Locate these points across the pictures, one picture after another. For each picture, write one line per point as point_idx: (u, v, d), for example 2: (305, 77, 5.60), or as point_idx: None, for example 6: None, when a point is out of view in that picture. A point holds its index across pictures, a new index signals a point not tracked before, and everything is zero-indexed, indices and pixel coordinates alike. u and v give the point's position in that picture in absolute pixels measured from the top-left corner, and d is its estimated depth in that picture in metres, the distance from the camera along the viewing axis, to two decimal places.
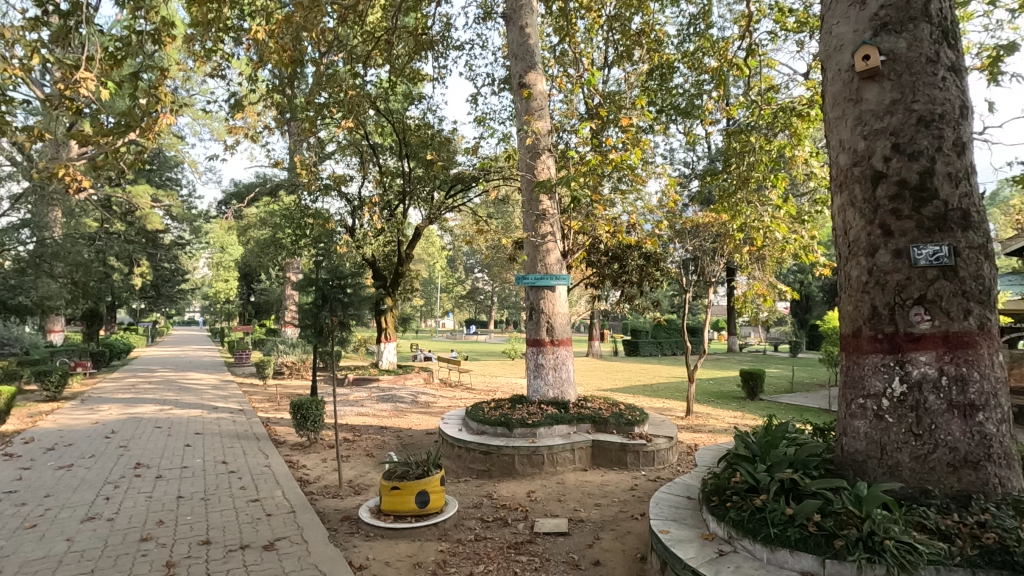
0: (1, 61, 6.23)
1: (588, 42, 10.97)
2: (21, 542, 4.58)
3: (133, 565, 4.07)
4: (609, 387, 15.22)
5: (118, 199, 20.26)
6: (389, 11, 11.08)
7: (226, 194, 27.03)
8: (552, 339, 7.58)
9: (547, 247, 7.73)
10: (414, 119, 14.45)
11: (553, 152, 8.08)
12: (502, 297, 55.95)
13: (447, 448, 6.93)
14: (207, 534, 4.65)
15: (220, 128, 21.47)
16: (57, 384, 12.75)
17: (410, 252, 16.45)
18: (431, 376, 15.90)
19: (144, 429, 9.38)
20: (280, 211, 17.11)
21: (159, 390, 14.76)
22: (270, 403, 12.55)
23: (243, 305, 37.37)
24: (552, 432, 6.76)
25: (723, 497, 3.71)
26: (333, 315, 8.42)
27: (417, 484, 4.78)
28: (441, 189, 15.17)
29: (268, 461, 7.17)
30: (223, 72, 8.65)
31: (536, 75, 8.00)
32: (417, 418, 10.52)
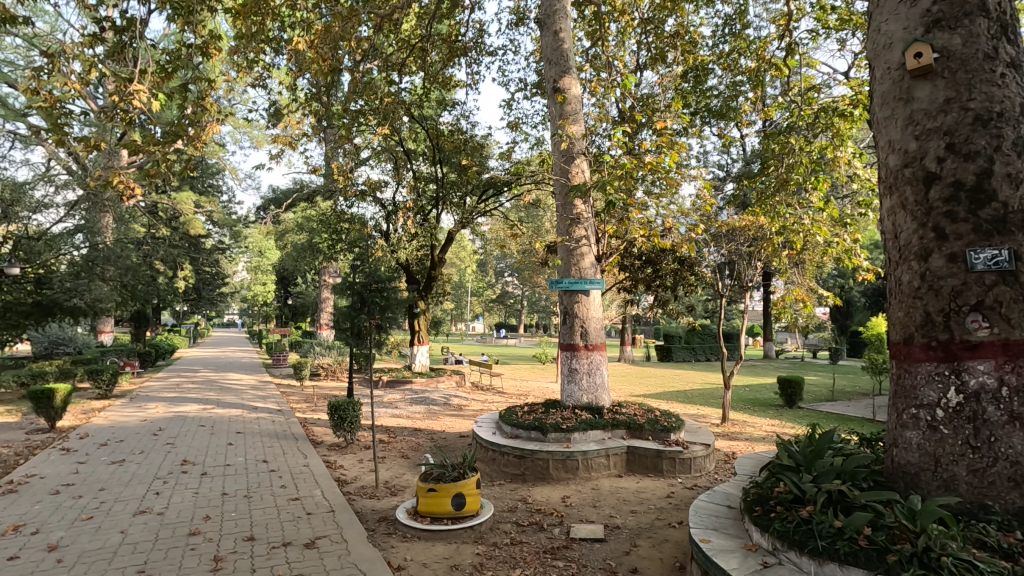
0: (61, 75, 6.56)
1: (622, 46, 10.92)
2: (79, 533, 4.79)
3: (183, 559, 4.22)
4: (642, 393, 15.03)
5: (164, 206, 21.07)
6: (423, 19, 11.26)
7: (265, 199, 27.85)
8: (586, 343, 7.53)
9: (581, 251, 7.68)
10: (447, 125, 14.62)
11: (587, 156, 8.04)
12: (531, 301, 55.96)
13: (481, 451, 6.96)
14: (251, 531, 4.79)
15: (259, 136, 22.12)
16: (108, 382, 13.31)
17: (443, 256, 16.60)
18: (463, 379, 16.01)
19: (189, 427, 9.71)
20: (316, 217, 17.53)
21: (201, 390, 15.27)
22: (307, 404, 12.82)
23: (280, 308, 38.39)
24: (586, 437, 6.72)
25: (766, 508, 3.63)
26: (370, 318, 8.57)
27: (453, 487, 4.82)
28: (473, 194, 15.28)
29: (307, 461, 7.32)
30: (264, 82, 8.92)
31: (571, 80, 7.99)
32: (450, 421, 10.61)
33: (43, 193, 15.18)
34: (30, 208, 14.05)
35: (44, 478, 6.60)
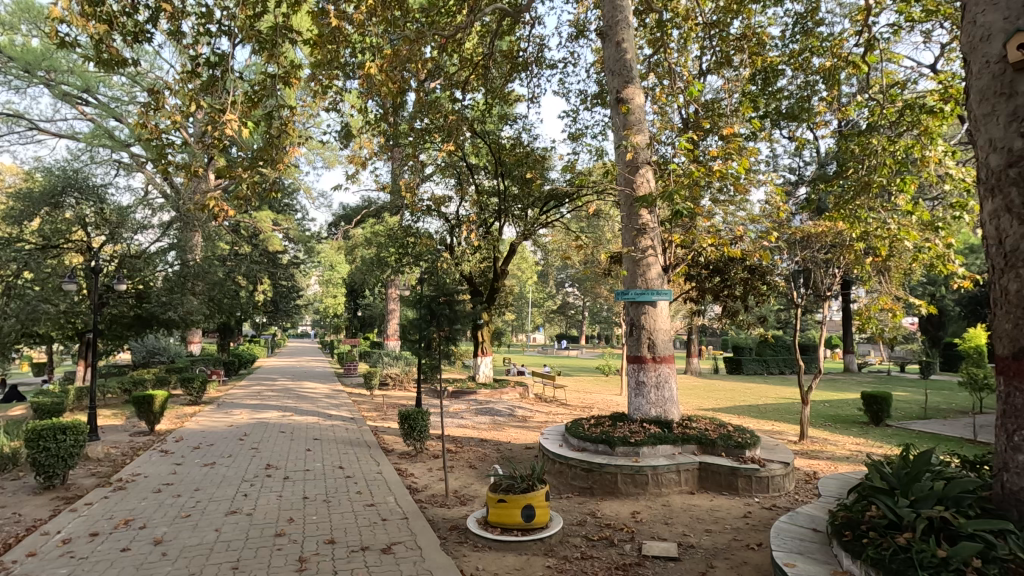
0: (162, 108, 7.21)
1: (684, 51, 10.74)
2: (179, 529, 5.20)
3: (272, 558, 4.49)
4: (711, 407, 14.48)
5: (246, 224, 22.62)
6: (484, 37, 11.55)
7: (336, 216, 29.28)
8: (653, 355, 7.38)
9: (647, 261, 7.57)
10: (508, 139, 14.88)
11: (653, 166, 7.91)
12: (593, 312, 55.39)
13: (548, 463, 6.95)
14: (332, 534, 5.02)
15: (331, 157, 23.34)
16: (198, 389, 14.34)
17: (505, 268, 16.81)
18: (526, 391, 16.06)
19: (271, 433, 10.29)
20: (384, 232, 18.23)
21: (281, 397, 16.17)
22: (377, 413, 13.25)
23: (349, 319, 40.08)
24: (656, 452, 6.56)
25: (858, 533, 3.43)
26: (440, 329, 8.79)
27: (524, 498, 4.84)
28: (534, 206, 15.38)
29: (379, 469, 7.58)
30: (337, 106, 9.41)
31: (635, 89, 7.93)
32: (515, 432, 10.66)
33: (143, 215, 16.66)
34: (132, 229, 15.48)
35: (148, 477, 7.21)
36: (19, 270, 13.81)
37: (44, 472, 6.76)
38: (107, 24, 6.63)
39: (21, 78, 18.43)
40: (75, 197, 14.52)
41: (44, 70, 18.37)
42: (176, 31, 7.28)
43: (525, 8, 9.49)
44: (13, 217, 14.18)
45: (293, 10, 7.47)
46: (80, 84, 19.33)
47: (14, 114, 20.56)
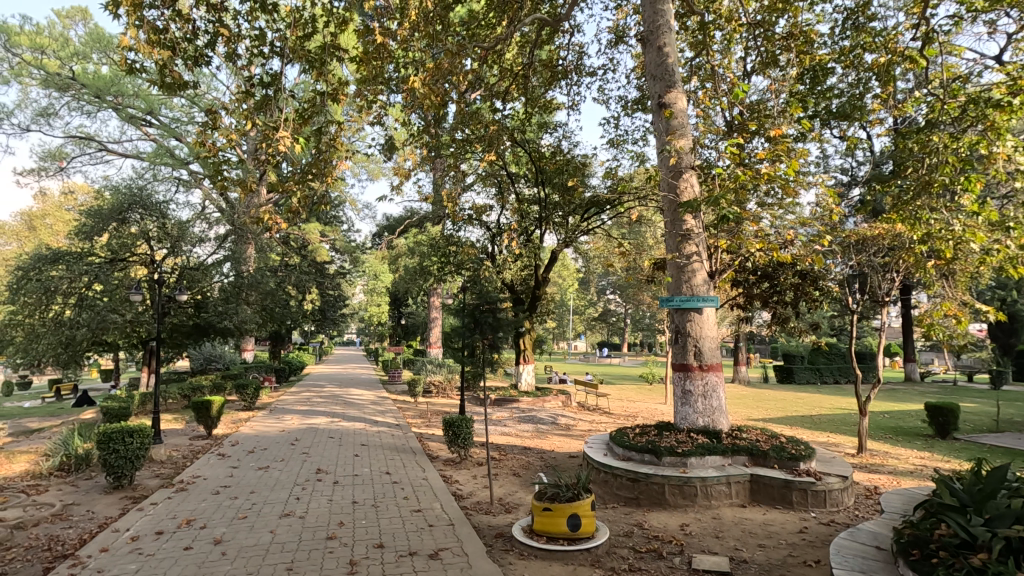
0: (218, 127, 7.59)
1: (728, 53, 10.55)
2: (237, 530, 5.42)
3: (324, 560, 4.61)
4: (761, 417, 14.01)
5: (296, 236, 23.48)
6: (524, 48, 11.65)
7: (380, 226, 30.04)
8: (700, 363, 7.20)
9: (693, 267, 7.41)
10: (548, 147, 14.94)
11: (697, 170, 7.74)
12: (636, 319, 54.58)
13: (592, 472, 6.88)
14: (380, 538, 5.12)
15: (375, 169, 24.01)
16: (252, 395, 14.93)
17: (546, 275, 16.81)
18: (569, 400, 15.95)
19: (320, 438, 10.60)
20: (427, 241, 18.57)
21: (329, 404, 16.63)
22: (422, 420, 13.44)
23: (393, 327, 40.88)
24: (704, 462, 6.39)
25: (927, 552, 3.29)
26: (484, 337, 8.85)
27: (569, 507, 4.81)
28: (575, 213, 15.36)
29: (425, 475, 7.68)
30: (382, 120, 9.69)
31: (677, 93, 7.83)
32: (559, 440, 10.61)
33: (201, 229, 17.54)
34: (191, 242, 16.31)
35: (207, 479, 7.55)
36: (90, 282, 14.74)
37: (115, 472, 7.19)
38: (169, 50, 7.04)
39: (93, 103, 19.81)
40: (140, 214, 15.41)
41: (113, 94, 19.66)
42: (232, 54, 7.66)
43: (563, 17, 9.54)
44: (85, 233, 15.14)
45: (339, 28, 7.72)
46: (144, 107, 20.58)
47: (85, 137, 22.05)
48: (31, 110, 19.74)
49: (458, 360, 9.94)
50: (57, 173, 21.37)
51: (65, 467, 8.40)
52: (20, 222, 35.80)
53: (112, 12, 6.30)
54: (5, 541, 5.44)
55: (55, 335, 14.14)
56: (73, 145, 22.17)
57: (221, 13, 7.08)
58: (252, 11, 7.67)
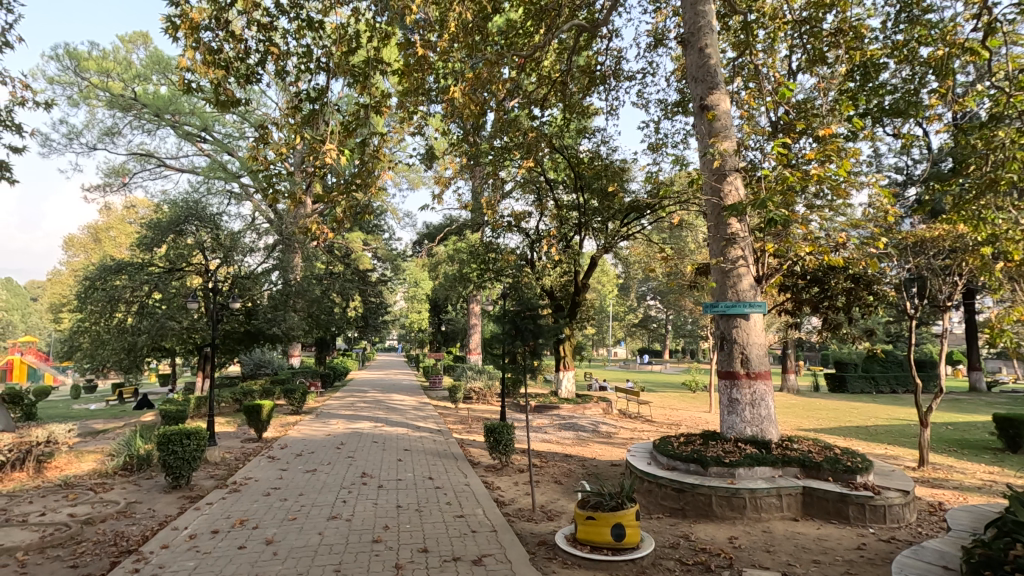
0: (268, 141, 7.90)
1: (772, 52, 10.28)
2: (288, 531, 5.59)
3: (370, 563, 4.69)
4: (812, 427, 13.46)
5: (340, 245, 24.14)
6: (561, 54, 11.65)
7: (420, 235, 30.56)
8: (747, 371, 6.99)
9: (739, 272, 7.22)
10: (587, 153, 14.88)
11: (742, 173, 7.54)
12: (677, 325, 53.48)
13: (636, 481, 6.76)
14: (425, 543, 5.17)
15: (416, 178, 24.47)
16: (299, 400, 15.39)
17: (587, 281, 16.72)
18: (609, 407, 15.76)
19: (365, 443, 10.82)
20: (466, 248, 18.76)
21: (372, 409, 16.98)
22: (463, 426, 13.52)
23: (433, 333, 41.40)
24: (753, 473, 6.19)
25: (1001, 574, 3.06)
26: (525, 343, 8.85)
27: (613, 516, 4.73)
28: (615, 219, 15.22)
29: (468, 481, 7.73)
30: (422, 130, 9.87)
31: (720, 95, 7.67)
32: (600, 448, 10.49)
33: (251, 239, 18.27)
34: (242, 252, 16.99)
35: (258, 481, 7.82)
36: (150, 291, 15.54)
37: (173, 472, 7.53)
38: (224, 70, 7.39)
39: (152, 121, 20.96)
40: (195, 225, 16.17)
41: (171, 113, 20.77)
42: (281, 71, 7.97)
43: (602, 23, 9.51)
44: (146, 244, 15.99)
45: (382, 43, 7.94)
46: (199, 124, 21.64)
47: (146, 154, 23.33)
48: (97, 130, 21.05)
49: (499, 366, 10.00)
50: (120, 189, 22.68)
51: (128, 466, 8.86)
52: (86, 235, 38.09)
53: (171, 36, 6.67)
54: (75, 536, 5.77)
55: (119, 342, 14.97)
56: (135, 162, 23.50)
57: (271, 32, 7.39)
58: (299, 29, 7.96)
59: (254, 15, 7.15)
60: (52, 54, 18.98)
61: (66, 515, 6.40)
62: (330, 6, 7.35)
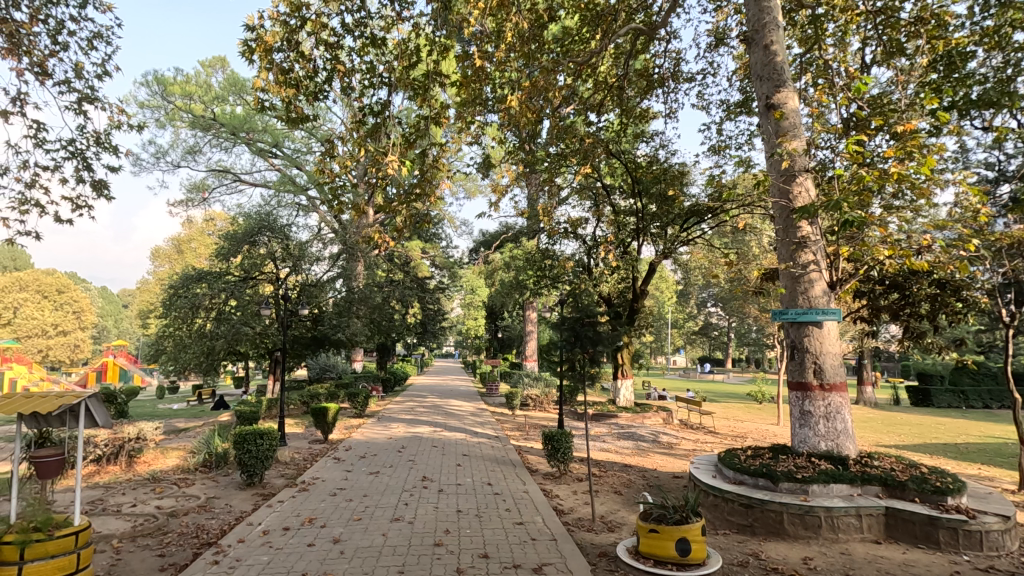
0: (334, 154, 8.23)
1: (843, 46, 9.75)
2: (354, 531, 5.77)
3: (433, 566, 4.77)
4: (894, 443, 12.55)
5: (400, 253, 24.84)
6: (618, 59, 11.52)
7: (477, 243, 30.98)
8: (821, 382, 6.62)
9: (810, 278, 6.87)
10: (645, 157, 14.63)
11: (812, 173, 7.17)
12: (740, 333, 51.43)
13: (700, 495, 6.54)
14: (485, 549, 5.20)
15: (472, 187, 24.88)
16: (362, 404, 15.89)
17: (645, 288, 16.40)
18: (670, 417, 15.33)
19: (425, 447, 11.03)
20: (522, 255, 18.84)
21: (431, 413, 17.28)
22: (521, 433, 13.52)
23: (490, 340, 41.79)
24: (829, 491, 5.84)
25: None
26: (584, 350, 8.76)
27: (677, 530, 4.54)
28: (674, 224, 14.83)
29: (526, 488, 7.72)
30: (479, 140, 10.04)
31: (788, 92, 7.35)
32: (661, 459, 10.22)
33: (318, 249, 19.13)
34: (309, 261, 17.80)
35: (325, 481, 8.14)
36: (227, 298, 16.54)
37: (248, 470, 7.95)
38: (294, 89, 7.78)
39: (229, 139, 22.35)
40: (268, 236, 17.09)
41: (245, 131, 22.10)
42: (346, 87, 8.32)
43: (660, 24, 9.34)
44: (223, 255, 17.04)
45: (442, 56, 8.13)
46: (271, 140, 22.92)
47: (223, 170, 24.89)
48: (181, 149, 22.68)
49: (557, 373, 9.95)
50: (200, 203, 24.31)
51: (207, 463, 9.43)
52: (170, 246, 40.97)
53: (247, 59, 7.12)
54: (162, 527, 6.20)
55: (199, 345, 15.98)
56: (214, 178, 25.13)
57: (337, 51, 7.73)
58: (363, 47, 8.28)
59: (322, 35, 7.51)
60: (142, 80, 20.64)
61: (154, 507, 6.88)
62: (391, 23, 7.61)
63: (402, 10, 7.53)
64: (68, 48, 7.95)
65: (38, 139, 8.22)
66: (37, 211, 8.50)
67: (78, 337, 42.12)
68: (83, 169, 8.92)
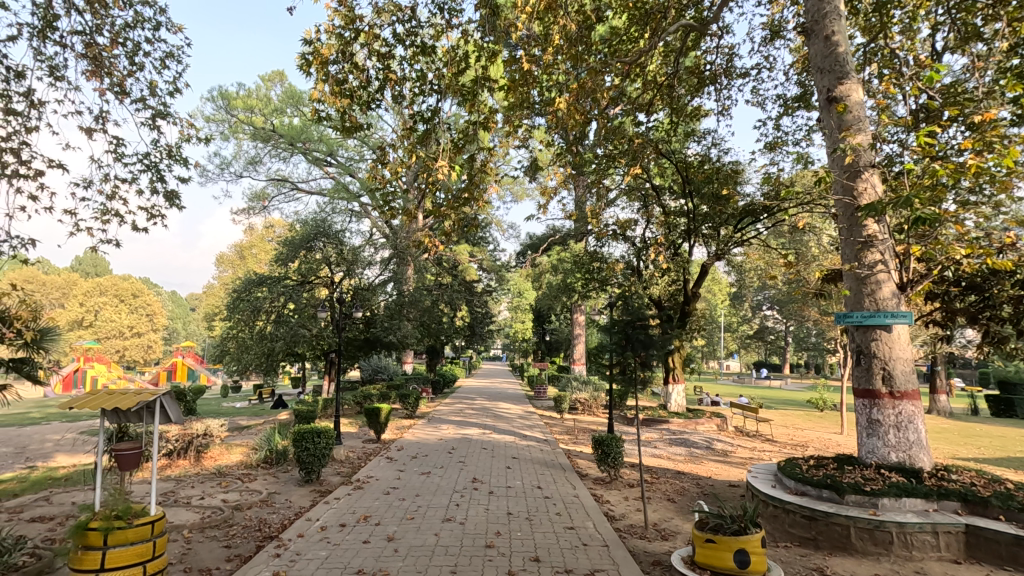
0: (387, 160, 8.45)
1: (912, 34, 9.20)
2: (407, 529, 5.89)
3: (484, 567, 4.80)
4: (972, 456, 11.68)
5: (449, 257, 25.22)
6: (668, 57, 11.32)
7: (524, 246, 31.07)
8: (890, 390, 6.25)
9: (877, 278, 6.50)
10: (696, 156, 14.27)
11: (879, 169, 6.79)
12: (799, 337, 49.28)
13: (759, 505, 6.30)
14: (537, 552, 5.19)
15: (520, 191, 25.00)
16: (413, 405, 16.21)
17: (697, 290, 15.98)
18: (724, 423, 14.84)
19: (474, 449, 11.13)
20: (570, 258, 18.75)
21: (480, 415, 17.44)
22: (570, 437, 13.41)
23: (538, 343, 41.80)
24: (901, 505, 5.50)
25: None
26: (635, 354, 8.61)
27: (734, 541, 4.35)
28: (727, 224, 14.40)
29: (576, 493, 7.66)
30: (526, 144, 10.08)
31: (851, 84, 7.00)
32: (716, 466, 9.91)
33: (370, 254, 19.67)
34: (362, 265, 18.31)
35: (379, 479, 8.34)
36: (286, 302, 17.24)
37: (306, 467, 8.25)
38: (349, 99, 8.03)
39: (287, 149, 23.31)
40: (323, 241, 17.73)
41: (302, 141, 23.01)
42: (397, 96, 8.54)
43: (712, 20, 9.07)
44: (282, 260, 17.78)
45: (490, 61, 8.21)
46: (326, 149, 23.79)
47: (281, 179, 26.02)
48: (243, 160, 23.88)
49: (607, 377, 9.82)
50: (261, 211, 25.47)
51: (269, 460, 9.84)
52: (233, 252, 43.12)
53: (305, 71, 7.42)
54: (228, 519, 6.51)
55: (260, 347, 16.73)
56: (273, 186, 26.29)
57: (388, 61, 7.93)
58: (413, 56, 8.47)
59: (374, 46, 7.73)
60: (209, 96, 21.86)
61: (220, 500, 7.24)
62: (441, 31, 7.75)
63: (451, 17, 7.64)
64: (143, 68, 8.50)
65: (117, 153, 8.81)
66: (117, 220, 9.11)
67: (151, 338, 44.93)
68: (157, 180, 9.50)
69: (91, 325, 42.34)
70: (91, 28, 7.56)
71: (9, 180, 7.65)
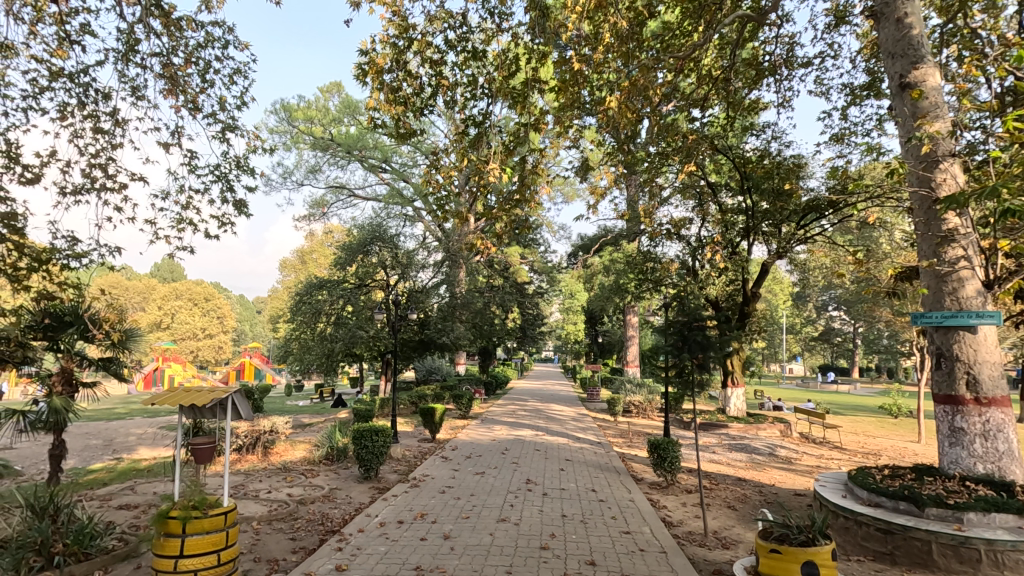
0: (438, 164, 8.60)
1: (996, 11, 8.49)
2: (463, 528, 5.96)
3: (539, 569, 4.80)
4: None
5: (500, 259, 25.37)
6: (723, 49, 10.95)
7: (575, 247, 30.85)
8: (976, 396, 5.80)
9: (959, 276, 6.03)
10: (754, 151, 13.75)
11: (960, 157, 6.30)
12: (869, 339, 46.44)
13: (828, 516, 5.99)
14: (592, 556, 5.13)
15: (570, 191, 24.87)
16: (466, 405, 16.40)
17: (757, 290, 15.36)
18: (788, 429, 14.19)
19: (527, 450, 11.13)
20: (623, 258, 18.44)
21: (533, 417, 17.43)
22: (624, 440, 13.17)
23: (590, 344, 41.34)
24: (990, 521, 5.07)
25: None
26: (692, 357, 8.37)
27: (802, 553, 4.13)
28: (789, 221, 13.76)
29: (632, 497, 7.51)
30: (577, 144, 10.01)
31: (927, 69, 6.55)
32: (779, 474, 9.48)
33: (423, 257, 20.08)
34: (416, 268, 18.72)
35: (434, 478, 8.49)
36: (345, 304, 17.86)
37: (365, 464, 8.51)
38: (402, 106, 8.22)
39: (345, 157, 24.11)
40: (378, 246, 18.26)
41: (358, 149, 23.76)
42: (449, 101, 8.67)
43: (771, 9, 8.70)
44: (340, 264, 18.41)
45: (540, 62, 8.20)
46: (380, 156, 24.47)
47: (340, 186, 27.00)
48: (304, 168, 24.90)
49: (662, 379, 9.61)
50: (320, 217, 26.48)
51: (330, 456, 10.22)
52: (296, 257, 44.99)
53: (361, 80, 7.67)
54: (293, 513, 6.81)
55: (321, 347, 17.38)
56: (332, 194, 27.28)
57: (440, 67, 8.07)
58: (465, 61, 8.59)
59: (426, 54, 7.90)
60: (272, 109, 22.98)
61: (285, 494, 7.57)
62: (492, 35, 7.81)
63: (501, 21, 7.69)
64: (213, 85, 9.02)
65: (191, 166, 9.40)
66: (192, 228, 9.72)
67: (221, 340, 47.51)
68: (227, 190, 10.06)
69: (168, 327, 45.24)
70: (167, 50, 8.10)
71: (99, 193, 8.32)
